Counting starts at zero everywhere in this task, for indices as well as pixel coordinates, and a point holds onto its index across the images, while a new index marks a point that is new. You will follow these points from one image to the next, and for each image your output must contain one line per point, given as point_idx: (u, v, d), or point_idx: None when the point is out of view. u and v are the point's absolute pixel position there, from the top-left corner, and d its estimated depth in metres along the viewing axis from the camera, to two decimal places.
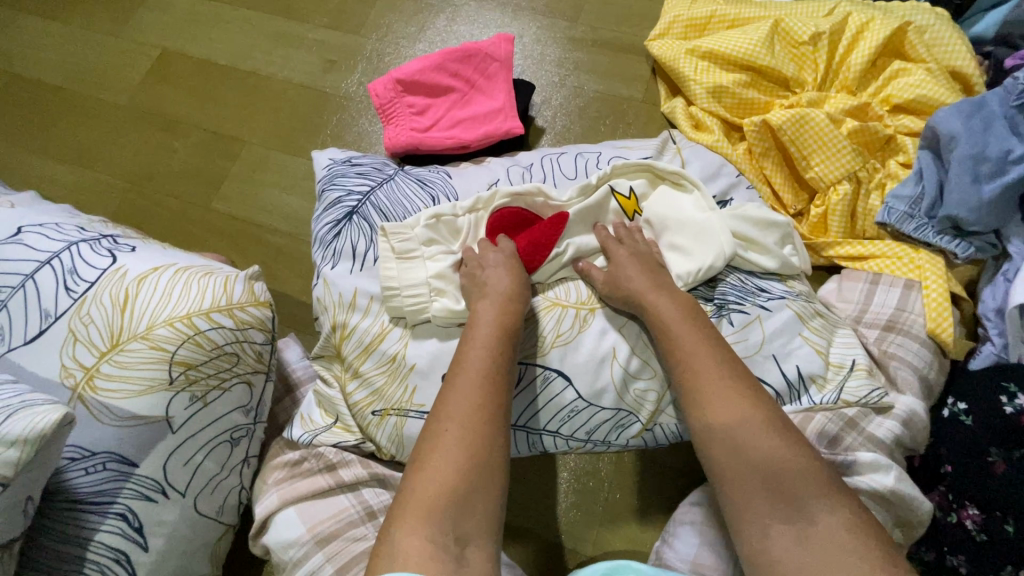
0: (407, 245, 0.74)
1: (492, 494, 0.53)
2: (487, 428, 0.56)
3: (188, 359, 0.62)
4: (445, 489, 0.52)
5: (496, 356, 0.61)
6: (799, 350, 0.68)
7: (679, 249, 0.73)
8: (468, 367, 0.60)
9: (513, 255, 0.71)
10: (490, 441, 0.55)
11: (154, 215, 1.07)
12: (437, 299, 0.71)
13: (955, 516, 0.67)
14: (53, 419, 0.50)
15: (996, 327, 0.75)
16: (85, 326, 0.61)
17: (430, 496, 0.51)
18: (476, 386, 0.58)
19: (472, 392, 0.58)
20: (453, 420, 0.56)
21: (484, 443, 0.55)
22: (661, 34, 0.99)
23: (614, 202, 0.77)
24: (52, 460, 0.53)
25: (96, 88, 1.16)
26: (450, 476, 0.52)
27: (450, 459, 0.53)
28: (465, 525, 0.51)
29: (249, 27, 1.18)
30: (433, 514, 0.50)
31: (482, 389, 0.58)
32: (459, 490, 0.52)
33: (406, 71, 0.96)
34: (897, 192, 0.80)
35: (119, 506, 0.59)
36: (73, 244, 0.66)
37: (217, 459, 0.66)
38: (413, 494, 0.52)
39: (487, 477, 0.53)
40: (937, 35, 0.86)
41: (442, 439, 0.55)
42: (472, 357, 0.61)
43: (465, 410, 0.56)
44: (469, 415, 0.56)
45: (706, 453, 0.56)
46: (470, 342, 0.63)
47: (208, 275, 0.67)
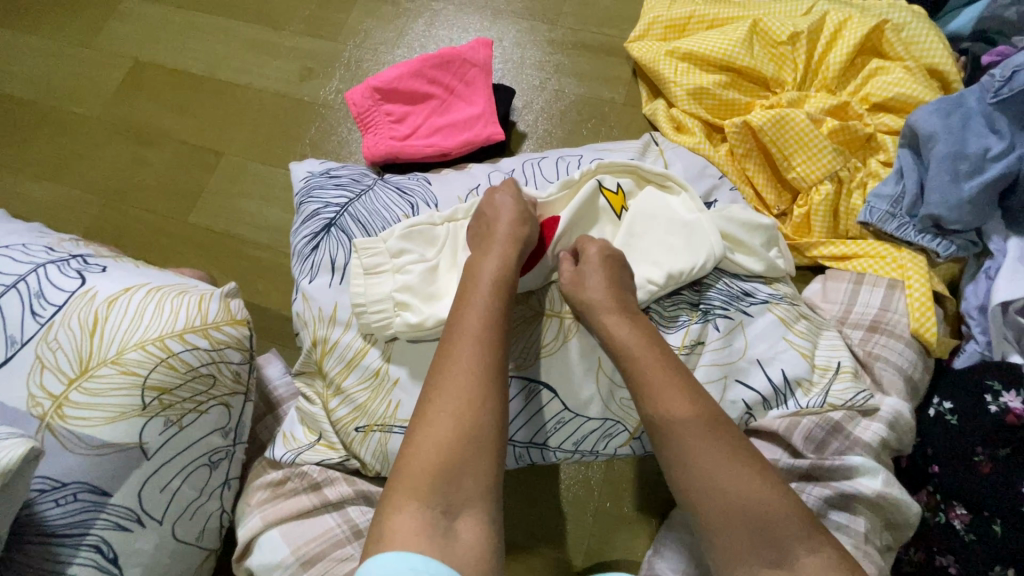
0: (376, 260, 0.72)
1: (483, 461, 0.52)
2: (481, 394, 0.54)
3: (162, 383, 0.60)
4: (435, 459, 0.51)
5: (490, 319, 0.59)
6: (784, 353, 0.67)
7: (667, 246, 0.71)
8: (462, 332, 0.58)
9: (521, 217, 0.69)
10: (484, 405, 0.54)
11: (130, 230, 1.05)
12: (400, 313, 0.69)
13: (944, 516, 0.67)
14: (20, 452, 0.48)
15: (980, 325, 0.75)
16: (53, 352, 0.59)
17: (420, 470, 0.50)
18: (471, 348, 0.57)
19: (469, 358, 0.56)
20: (449, 387, 0.54)
21: (480, 409, 0.53)
22: (640, 35, 0.99)
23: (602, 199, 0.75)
24: (20, 494, 0.51)
25: (67, 101, 1.13)
26: (443, 445, 0.51)
27: (445, 426, 0.52)
28: (460, 497, 0.50)
29: (223, 36, 1.16)
30: (422, 488, 0.49)
31: (480, 356, 0.56)
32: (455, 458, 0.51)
33: (383, 78, 0.95)
34: (878, 191, 0.80)
35: (93, 537, 0.57)
36: (40, 266, 0.64)
37: (194, 484, 0.64)
38: (406, 466, 0.51)
39: (478, 445, 0.52)
40: (914, 33, 0.86)
41: (437, 407, 0.53)
42: (465, 322, 0.59)
43: (458, 377, 0.55)
44: (466, 381, 0.55)
45: (672, 456, 0.55)
46: (464, 306, 0.61)
47: (181, 295, 0.65)
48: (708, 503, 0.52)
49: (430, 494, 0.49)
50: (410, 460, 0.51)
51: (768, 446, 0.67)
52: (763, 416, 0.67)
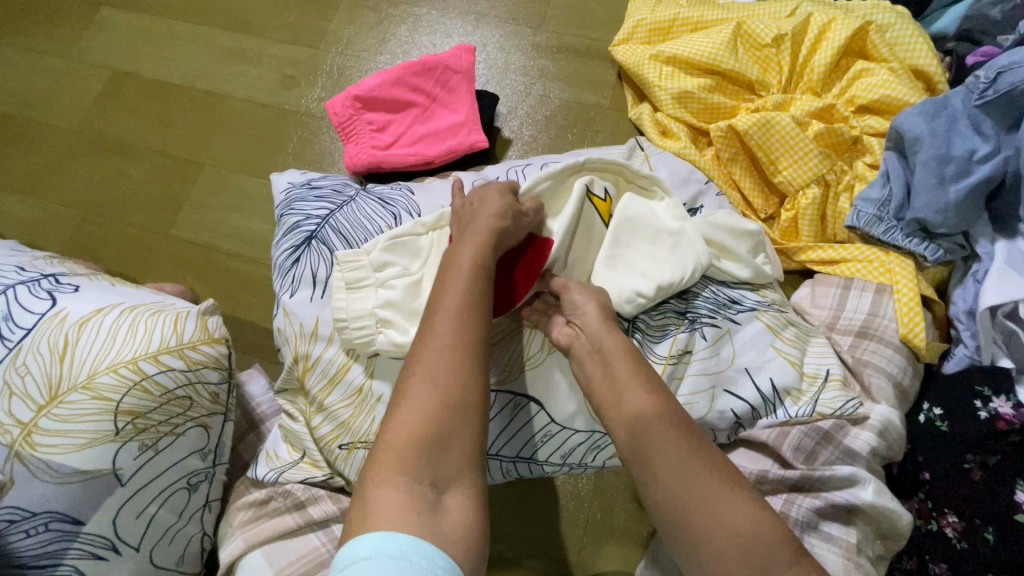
0: (358, 274, 0.70)
1: (472, 435, 0.50)
2: (466, 365, 0.53)
3: (135, 408, 0.58)
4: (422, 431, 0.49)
5: (473, 289, 0.58)
6: (772, 361, 0.66)
7: (656, 256, 0.68)
8: (445, 304, 0.56)
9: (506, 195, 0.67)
10: (468, 375, 0.52)
11: (110, 245, 1.03)
12: (383, 331, 0.68)
13: (936, 524, 0.66)
14: None
15: (968, 329, 0.74)
16: (22, 377, 0.56)
17: (406, 442, 0.48)
18: (455, 319, 0.55)
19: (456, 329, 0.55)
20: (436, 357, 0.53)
21: (467, 381, 0.52)
22: (625, 39, 0.98)
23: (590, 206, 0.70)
24: None
25: (44, 114, 1.11)
26: (429, 416, 0.49)
27: (431, 396, 0.50)
28: (445, 468, 0.48)
29: (203, 45, 1.14)
30: (412, 460, 0.48)
31: (463, 330, 0.55)
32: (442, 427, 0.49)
33: (364, 87, 0.93)
34: (865, 195, 0.79)
35: (65, 567, 0.56)
36: (10, 287, 0.61)
37: (173, 508, 0.62)
38: (389, 437, 0.49)
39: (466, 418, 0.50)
40: (898, 34, 0.85)
41: (423, 376, 0.52)
42: (448, 292, 0.57)
43: (441, 348, 0.53)
44: (452, 352, 0.53)
45: (641, 454, 0.52)
46: (446, 278, 0.59)
47: (156, 314, 0.63)
48: (686, 502, 0.50)
49: (416, 466, 0.47)
50: (393, 431, 0.49)
51: (758, 457, 0.67)
52: (753, 426, 0.66)
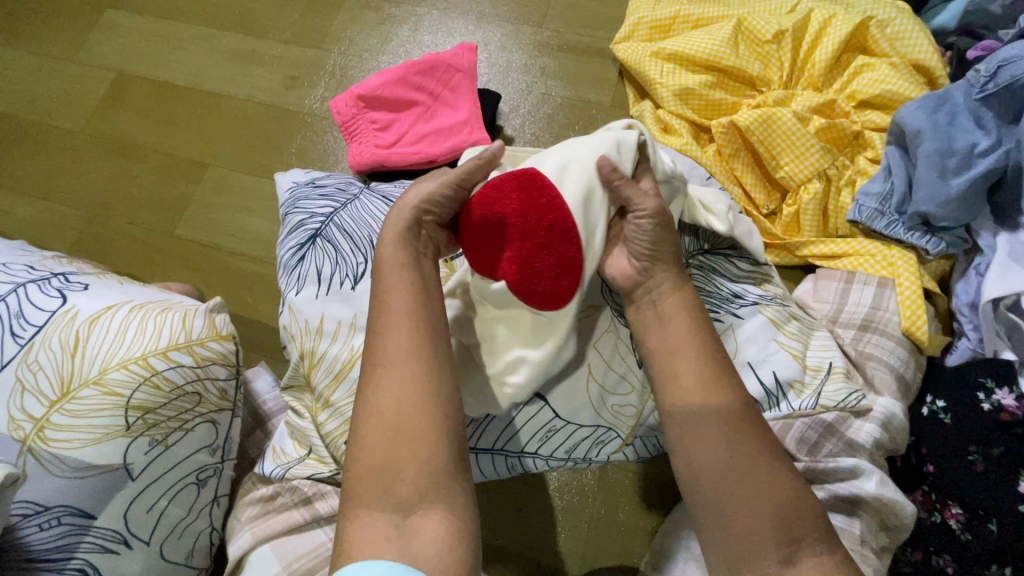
0: None
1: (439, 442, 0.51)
2: (417, 376, 0.53)
3: (146, 404, 0.58)
4: (386, 448, 0.51)
5: (410, 294, 0.56)
6: (775, 355, 0.66)
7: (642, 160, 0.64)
8: (386, 316, 0.55)
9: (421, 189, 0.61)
10: (416, 387, 0.52)
11: (115, 245, 1.03)
12: None
13: (940, 516, 0.66)
14: None
15: (971, 321, 0.74)
16: (33, 374, 0.57)
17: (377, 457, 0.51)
18: (399, 331, 0.55)
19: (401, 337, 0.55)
20: (387, 368, 0.53)
21: (417, 389, 0.52)
22: (626, 37, 0.98)
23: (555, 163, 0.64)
24: None
25: (50, 116, 1.12)
26: (393, 427, 0.51)
27: (388, 408, 0.52)
28: (414, 480, 0.50)
29: (206, 46, 1.15)
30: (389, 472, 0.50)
31: (408, 341, 0.54)
32: (403, 440, 0.51)
33: (367, 86, 0.94)
34: (867, 189, 0.80)
35: (78, 560, 0.56)
36: (20, 286, 0.62)
37: (182, 503, 0.63)
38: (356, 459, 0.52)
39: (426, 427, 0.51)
40: (899, 28, 0.85)
41: (378, 391, 0.53)
42: (385, 302, 0.56)
43: (390, 365, 0.53)
44: (403, 360, 0.54)
45: None
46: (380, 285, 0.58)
47: (165, 311, 0.63)
48: None
49: (388, 482, 0.50)
50: (364, 445, 0.52)
51: None
52: None
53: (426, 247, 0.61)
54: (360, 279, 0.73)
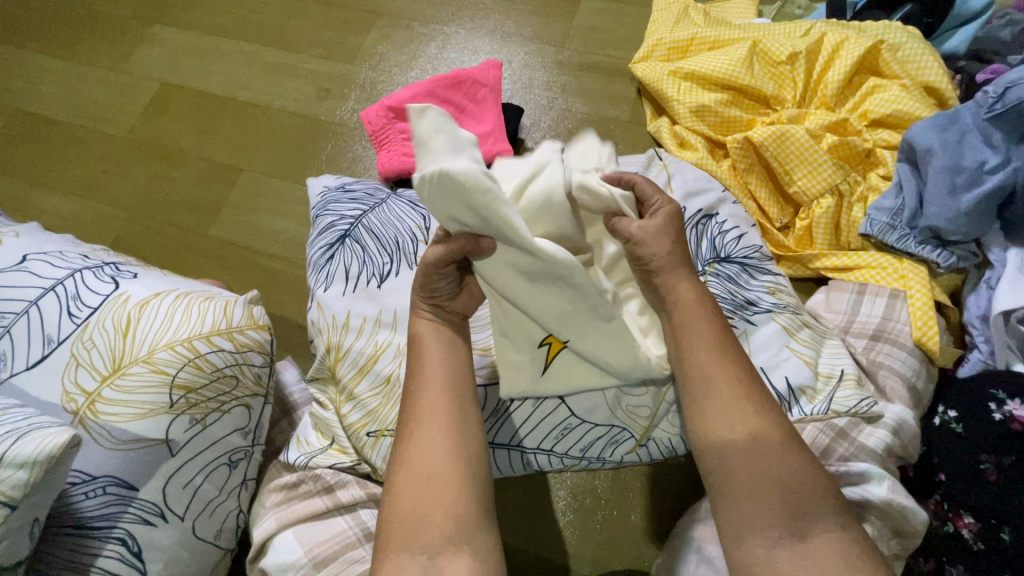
0: None
1: (471, 485, 0.54)
2: (459, 431, 0.56)
3: (188, 383, 0.62)
4: (422, 497, 0.53)
5: (446, 357, 0.61)
6: (787, 361, 0.69)
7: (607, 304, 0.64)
8: (428, 377, 0.59)
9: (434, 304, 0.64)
10: (456, 445, 0.55)
11: (152, 243, 1.09)
12: None
13: (952, 526, 0.66)
14: (62, 440, 0.49)
15: (983, 334, 0.76)
16: (88, 351, 0.62)
17: (412, 494, 0.53)
18: (438, 392, 0.58)
19: (434, 396, 0.58)
20: (420, 423, 0.57)
21: (444, 446, 0.55)
22: (644, 57, 1.03)
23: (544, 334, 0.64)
24: (59, 483, 0.51)
25: (96, 121, 1.19)
26: (427, 474, 0.54)
27: (419, 462, 0.55)
28: (449, 507, 0.52)
29: (245, 59, 1.22)
30: (422, 516, 0.52)
31: (446, 399, 0.58)
32: (434, 489, 0.53)
33: (397, 98, 0.99)
34: (878, 204, 0.82)
35: (119, 531, 0.59)
36: (77, 271, 0.67)
37: (215, 482, 0.65)
38: (392, 511, 0.54)
39: (461, 476, 0.54)
40: (911, 52, 0.88)
41: (412, 445, 0.56)
42: (423, 366, 0.60)
43: (432, 423, 0.57)
44: (434, 417, 0.57)
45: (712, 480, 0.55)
46: (416, 350, 0.62)
47: (208, 300, 0.68)
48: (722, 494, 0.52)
49: (423, 518, 0.52)
50: (397, 491, 0.54)
51: None
52: None
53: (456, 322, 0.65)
54: (387, 277, 0.77)
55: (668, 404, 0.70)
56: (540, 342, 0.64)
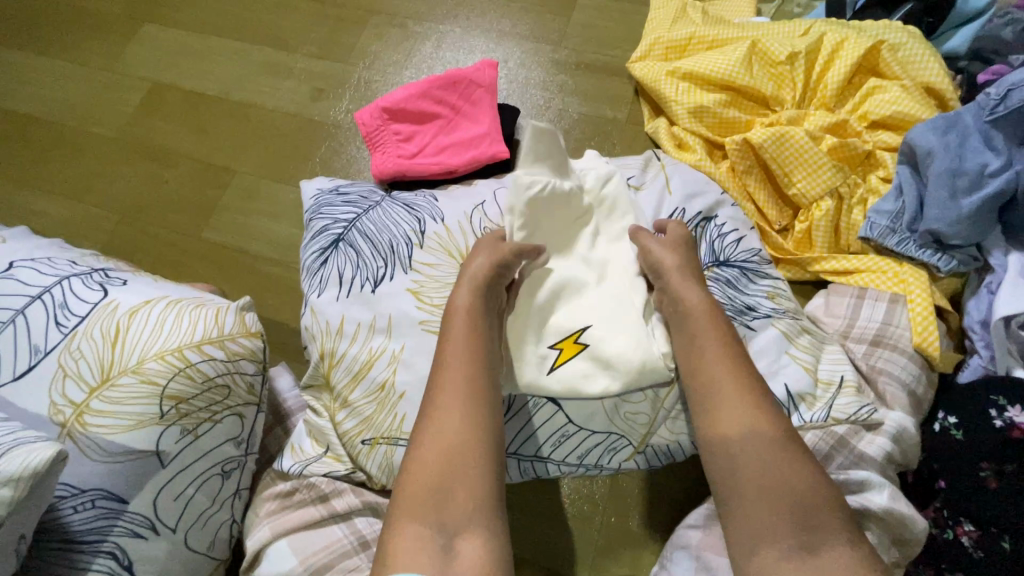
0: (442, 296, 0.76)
1: (488, 469, 0.54)
2: (483, 407, 0.57)
3: (179, 393, 0.61)
4: (438, 478, 0.52)
5: (474, 334, 0.62)
6: (786, 367, 0.68)
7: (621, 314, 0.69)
8: (455, 353, 0.60)
9: (474, 284, 0.65)
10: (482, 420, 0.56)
11: (144, 246, 1.07)
12: None
13: (952, 533, 0.66)
14: (47, 456, 0.48)
15: (983, 339, 0.75)
16: (75, 361, 0.61)
17: (435, 471, 0.53)
18: (466, 366, 0.59)
19: (458, 373, 0.58)
20: (444, 398, 0.57)
21: (467, 423, 0.55)
22: (641, 56, 1.01)
23: (556, 339, 0.69)
24: (45, 498, 0.50)
25: (86, 122, 1.17)
26: (450, 449, 0.54)
27: (445, 434, 0.55)
28: (472, 485, 0.52)
29: (237, 59, 1.20)
30: (433, 503, 0.51)
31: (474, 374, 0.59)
32: (455, 466, 0.53)
33: (391, 99, 0.97)
34: (878, 207, 0.81)
35: (109, 544, 0.58)
36: (65, 278, 0.66)
37: (208, 493, 0.64)
38: (409, 489, 0.53)
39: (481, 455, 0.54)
40: (911, 52, 0.87)
41: (439, 416, 0.56)
42: (453, 339, 0.61)
43: (460, 395, 0.57)
44: (457, 394, 0.57)
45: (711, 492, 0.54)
46: (449, 324, 0.63)
47: (199, 307, 0.66)
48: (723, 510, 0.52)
49: (441, 501, 0.51)
50: (419, 466, 0.53)
51: None
52: None
53: (491, 303, 0.66)
54: (381, 282, 0.76)
55: (667, 411, 0.69)
56: (551, 345, 0.69)
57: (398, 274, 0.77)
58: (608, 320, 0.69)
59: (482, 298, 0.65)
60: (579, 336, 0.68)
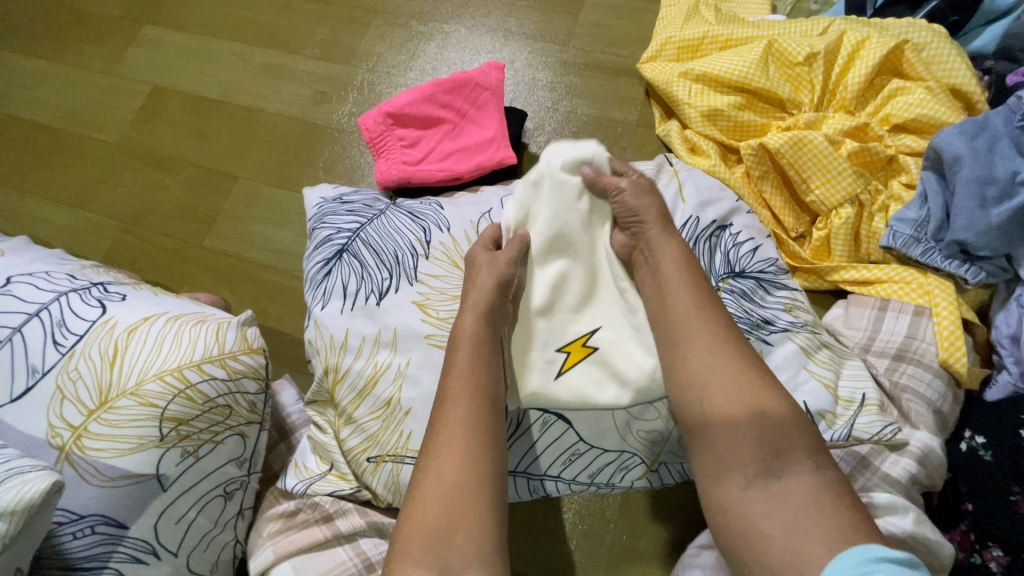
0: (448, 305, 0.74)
1: (488, 509, 0.51)
2: (485, 442, 0.55)
3: (179, 415, 0.60)
4: (436, 518, 0.51)
5: (478, 365, 0.60)
6: (806, 385, 0.66)
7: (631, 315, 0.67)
8: (457, 386, 0.58)
9: (480, 312, 0.64)
10: (483, 456, 0.54)
11: (146, 254, 1.06)
12: None
13: (979, 558, 0.64)
14: (43, 487, 0.46)
15: (1012, 355, 0.72)
16: (73, 382, 0.59)
17: (434, 511, 0.51)
18: (468, 400, 0.57)
19: (459, 408, 0.57)
20: (445, 433, 0.55)
21: (467, 462, 0.53)
22: (653, 57, 0.98)
23: (564, 342, 0.67)
24: (41, 529, 0.49)
25: (87, 127, 1.16)
26: (450, 490, 0.52)
27: (445, 473, 0.53)
28: (472, 526, 0.50)
29: (239, 61, 1.17)
30: (431, 545, 0.49)
31: (477, 408, 0.57)
32: (454, 505, 0.51)
33: (395, 103, 0.94)
34: (901, 215, 0.78)
35: (109, 571, 0.57)
36: (63, 294, 0.64)
37: (210, 515, 0.63)
38: (408, 529, 0.51)
39: (481, 495, 0.52)
40: (936, 52, 0.84)
41: (439, 453, 0.54)
42: (456, 371, 0.60)
43: (459, 431, 0.55)
44: (457, 431, 0.55)
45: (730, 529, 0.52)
46: (453, 354, 0.62)
47: (199, 324, 0.65)
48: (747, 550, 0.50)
49: (441, 542, 0.49)
50: (419, 507, 0.52)
51: None
52: None
53: (497, 330, 0.64)
54: (386, 294, 0.74)
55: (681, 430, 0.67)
56: (559, 347, 0.66)
57: (403, 283, 0.75)
58: (617, 323, 0.67)
59: (489, 327, 0.63)
60: (588, 338, 0.66)
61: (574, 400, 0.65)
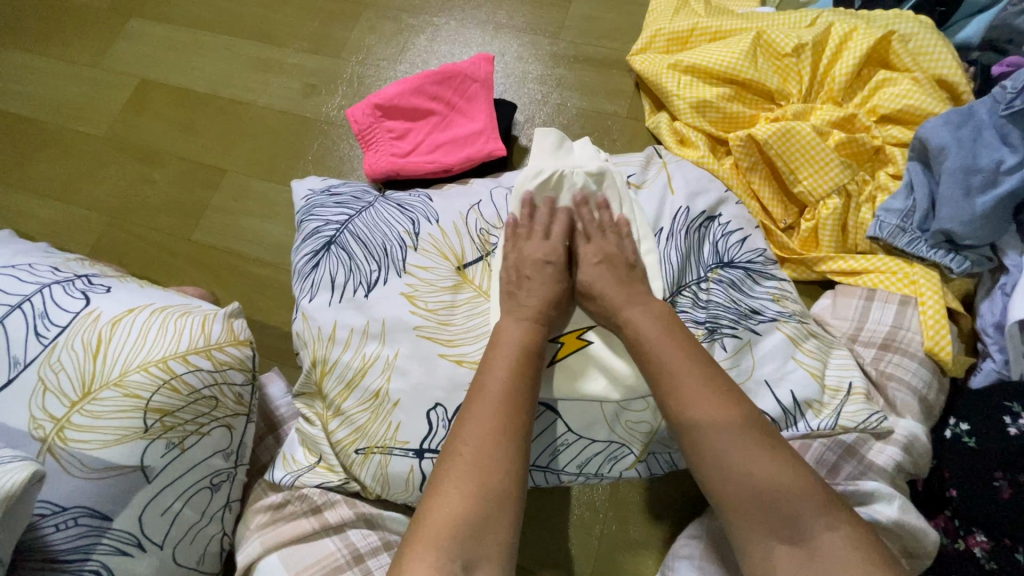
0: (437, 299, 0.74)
1: (513, 510, 0.52)
2: (520, 445, 0.55)
3: (164, 406, 0.59)
4: (464, 515, 0.50)
5: (522, 367, 0.60)
6: (793, 373, 0.66)
7: None
8: (497, 385, 0.58)
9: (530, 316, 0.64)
10: (518, 457, 0.54)
11: (134, 248, 1.05)
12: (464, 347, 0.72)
13: (963, 544, 0.65)
14: (21, 477, 0.46)
15: (996, 343, 0.73)
16: (56, 374, 0.58)
17: (464, 507, 0.51)
18: (508, 399, 0.57)
19: (499, 408, 0.56)
20: (481, 430, 0.55)
21: (501, 460, 0.53)
22: (643, 48, 0.98)
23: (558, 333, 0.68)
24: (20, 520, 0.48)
25: (74, 120, 1.14)
26: (483, 488, 0.52)
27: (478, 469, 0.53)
28: (500, 526, 0.51)
29: (227, 54, 1.16)
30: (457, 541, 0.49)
31: (515, 409, 0.57)
32: (486, 503, 0.51)
33: (383, 95, 0.94)
34: (888, 205, 0.78)
35: (94, 562, 0.57)
36: (45, 286, 0.64)
37: (196, 507, 0.63)
38: (430, 520, 0.51)
39: (511, 494, 0.52)
40: (922, 43, 0.84)
41: (473, 449, 0.54)
42: (496, 371, 0.59)
43: (497, 431, 0.55)
44: (492, 426, 0.55)
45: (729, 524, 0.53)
46: (495, 354, 0.61)
47: (185, 315, 0.64)
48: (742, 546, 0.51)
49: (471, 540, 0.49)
50: (447, 500, 0.51)
51: None
52: None
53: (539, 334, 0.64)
54: (374, 287, 0.74)
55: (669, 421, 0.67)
56: (554, 338, 0.67)
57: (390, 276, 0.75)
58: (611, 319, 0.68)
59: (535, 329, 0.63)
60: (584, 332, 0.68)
61: (566, 390, 0.66)
